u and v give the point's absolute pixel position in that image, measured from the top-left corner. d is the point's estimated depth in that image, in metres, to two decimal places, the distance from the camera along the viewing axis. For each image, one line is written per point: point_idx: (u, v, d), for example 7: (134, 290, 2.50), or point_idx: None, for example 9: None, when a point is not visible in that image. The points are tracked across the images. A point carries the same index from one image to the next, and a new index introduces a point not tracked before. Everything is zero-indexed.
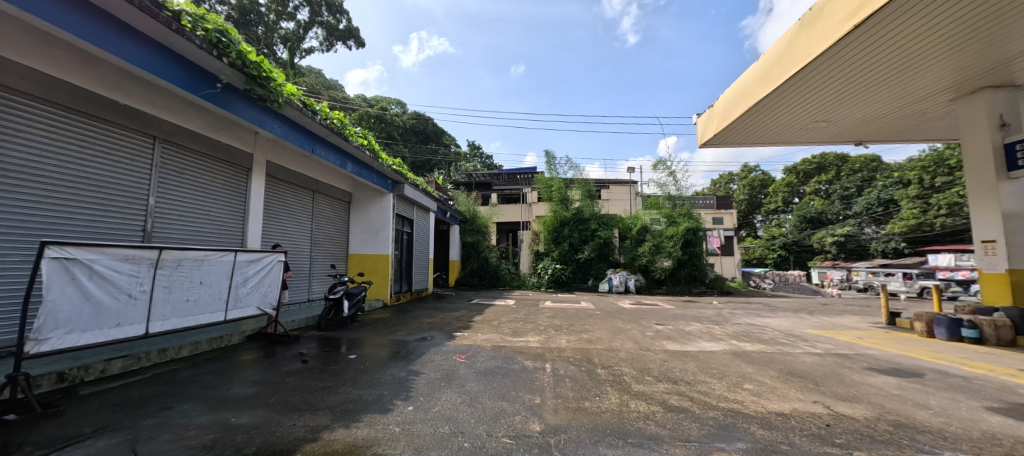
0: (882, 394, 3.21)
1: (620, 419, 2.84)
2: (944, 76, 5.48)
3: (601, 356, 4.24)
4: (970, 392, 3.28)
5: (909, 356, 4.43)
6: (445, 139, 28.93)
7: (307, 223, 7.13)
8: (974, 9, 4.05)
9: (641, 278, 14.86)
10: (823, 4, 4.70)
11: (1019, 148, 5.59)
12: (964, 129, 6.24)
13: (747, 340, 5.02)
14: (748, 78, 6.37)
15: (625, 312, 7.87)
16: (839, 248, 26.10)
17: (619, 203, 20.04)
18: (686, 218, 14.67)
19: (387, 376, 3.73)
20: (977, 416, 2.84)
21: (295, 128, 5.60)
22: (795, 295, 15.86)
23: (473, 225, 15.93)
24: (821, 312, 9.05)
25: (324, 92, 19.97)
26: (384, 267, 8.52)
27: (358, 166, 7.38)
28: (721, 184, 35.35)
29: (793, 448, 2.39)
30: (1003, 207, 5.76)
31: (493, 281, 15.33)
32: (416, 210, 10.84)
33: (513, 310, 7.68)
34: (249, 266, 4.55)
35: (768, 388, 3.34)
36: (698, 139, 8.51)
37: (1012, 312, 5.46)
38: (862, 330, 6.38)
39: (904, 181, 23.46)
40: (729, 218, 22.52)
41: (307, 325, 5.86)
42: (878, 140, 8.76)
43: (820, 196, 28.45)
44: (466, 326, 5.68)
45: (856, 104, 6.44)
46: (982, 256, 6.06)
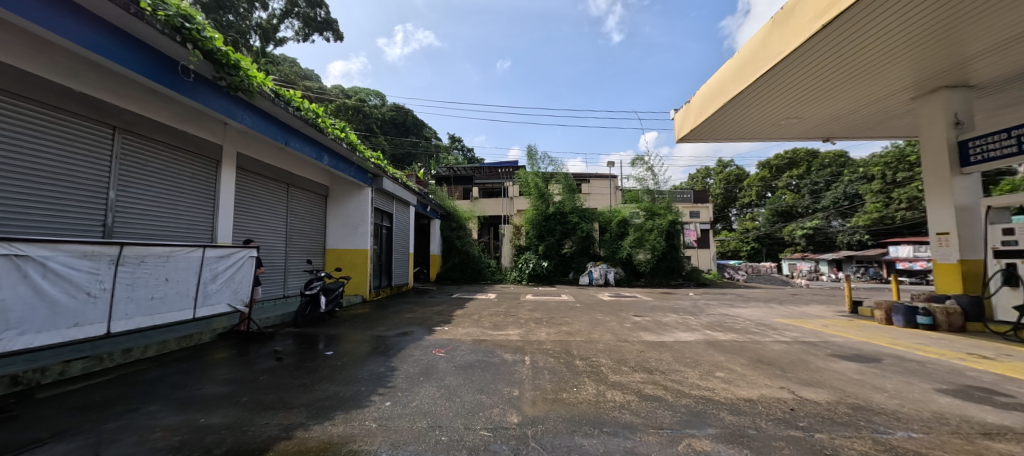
0: (843, 379, 3.37)
1: (597, 409, 2.91)
2: (904, 76, 5.72)
3: (581, 347, 4.28)
4: (925, 376, 3.45)
5: (871, 343, 4.63)
6: (425, 132, 28.55)
7: (281, 218, 6.91)
8: (928, 13, 4.24)
9: (621, 271, 15.18)
10: (794, 4, 4.82)
11: (973, 145, 5.89)
12: (923, 126, 6.55)
13: (720, 330, 5.17)
14: (723, 74, 6.49)
15: (603, 304, 8.00)
16: (808, 240, 27.33)
17: (599, 196, 20.17)
18: (667, 211, 14.90)
19: (366, 371, 3.69)
20: (929, 397, 3.02)
21: (267, 119, 5.39)
22: (767, 286, 16.65)
23: (454, 219, 15.54)
24: (790, 302, 9.42)
25: (300, 83, 19.30)
26: (363, 262, 8.37)
27: (333, 158, 7.17)
28: (699, 178, 36.06)
29: (759, 432, 2.52)
30: (957, 201, 6.08)
31: (474, 275, 15.29)
32: (395, 203, 10.61)
33: (494, 304, 7.69)
34: (218, 262, 4.41)
35: (738, 375, 3.46)
36: (675, 134, 8.60)
37: (963, 299, 5.79)
38: (828, 319, 6.67)
39: (868, 176, 24.51)
40: (705, 212, 23.13)
41: (283, 322, 5.68)
42: (846, 137, 9.08)
43: (790, 191, 29.13)
44: (446, 321, 5.66)
45: (824, 101, 6.64)
46: (936, 247, 6.42)
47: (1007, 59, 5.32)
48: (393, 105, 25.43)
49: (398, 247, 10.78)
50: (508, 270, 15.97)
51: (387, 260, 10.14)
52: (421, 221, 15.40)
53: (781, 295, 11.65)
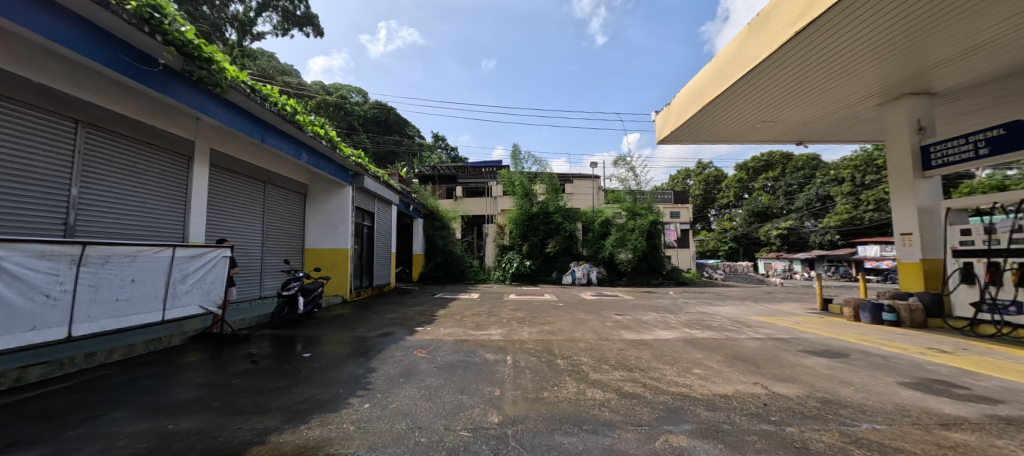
0: (814, 374, 3.49)
1: (577, 407, 2.93)
2: (872, 82, 5.96)
3: (562, 346, 4.31)
4: (890, 370, 3.60)
5: (840, 339, 4.81)
6: (408, 131, 28.27)
7: (256, 216, 6.72)
8: (893, 23, 4.43)
9: (604, 270, 15.35)
10: (770, 10, 4.97)
11: (934, 150, 6.19)
12: (888, 131, 6.85)
13: (698, 328, 5.28)
14: (703, 77, 6.64)
15: (585, 304, 8.07)
16: (783, 240, 28.24)
17: (581, 196, 20.37)
18: (648, 211, 15.12)
19: (344, 373, 3.62)
20: (893, 390, 3.16)
21: (242, 115, 5.24)
22: (743, 284, 17.14)
23: (437, 219, 15.46)
24: (766, 300, 9.70)
25: (278, 79, 18.82)
26: (343, 262, 8.22)
27: (313, 155, 7.01)
28: (679, 179, 36.81)
29: (733, 427, 2.59)
30: (920, 203, 6.39)
31: (458, 275, 15.21)
32: (377, 202, 10.46)
33: (477, 303, 7.66)
34: (189, 262, 4.25)
35: (715, 372, 3.54)
36: (656, 136, 8.74)
37: (925, 296, 6.09)
38: (800, 316, 6.90)
39: (838, 179, 25.56)
40: (685, 213, 23.61)
41: (258, 324, 5.52)
42: (818, 140, 9.41)
43: (766, 192, 30.03)
44: (428, 321, 5.60)
45: (797, 105, 6.86)
46: (901, 246, 6.71)
47: (964, 69, 5.62)
48: (375, 103, 25.07)
49: (379, 246, 10.63)
50: (491, 270, 15.94)
51: (368, 260, 9.98)
52: (404, 220, 15.20)
53: (756, 293, 12.00)
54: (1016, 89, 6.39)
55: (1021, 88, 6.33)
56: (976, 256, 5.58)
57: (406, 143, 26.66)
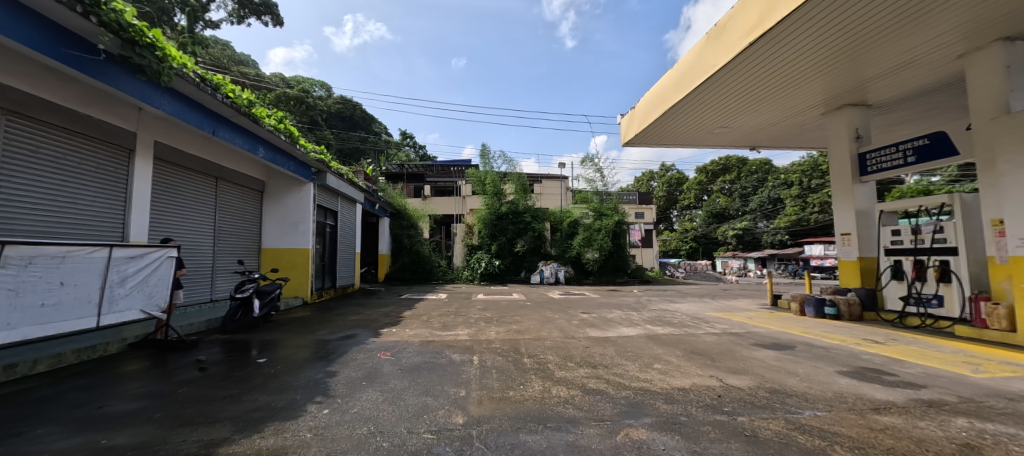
0: (764, 366, 3.70)
1: (542, 405, 2.95)
2: (817, 93, 6.42)
3: (528, 345, 4.33)
4: (831, 360, 3.88)
5: (787, 332, 5.13)
6: (374, 127, 27.58)
7: (207, 215, 6.32)
8: (835, 39, 4.80)
9: (571, 269, 15.63)
10: (727, 21, 5.24)
11: (869, 157, 6.74)
12: (830, 139, 7.39)
13: (659, 324, 5.47)
14: (665, 83, 6.89)
15: (552, 302, 8.18)
16: (738, 240, 29.86)
17: (550, 196, 20.68)
18: (614, 212, 15.53)
19: (303, 378, 3.47)
20: (833, 379, 3.40)
21: (191, 106, 4.91)
22: (703, 282, 17.98)
23: (405, 219, 15.36)
24: (722, 296, 10.22)
25: (233, 69, 17.81)
26: (304, 262, 7.88)
27: (270, 150, 6.68)
28: (644, 181, 38.05)
29: (690, 419, 2.71)
30: (857, 206, 6.94)
31: (425, 275, 15.01)
32: (340, 201, 10.11)
33: (445, 304, 7.58)
34: (129, 264, 3.93)
35: (674, 366, 3.68)
36: (622, 138, 8.99)
37: (861, 292, 6.60)
38: (753, 312, 7.31)
39: (788, 183, 27.40)
40: (650, 213, 24.41)
41: (209, 329, 5.19)
42: (769, 146, 10.01)
43: (723, 194, 31.36)
44: (393, 322, 5.47)
45: (751, 113, 7.27)
46: (842, 246, 7.25)
47: (895, 83, 6.16)
48: (339, 98, 24.28)
49: (343, 246, 10.30)
50: (460, 269, 15.81)
51: (331, 260, 9.63)
52: (369, 219, 14.77)
53: (714, 290, 12.60)
54: (939, 103, 7.07)
55: (941, 102, 7.03)
56: (906, 254, 6.12)
57: (372, 140, 25.92)
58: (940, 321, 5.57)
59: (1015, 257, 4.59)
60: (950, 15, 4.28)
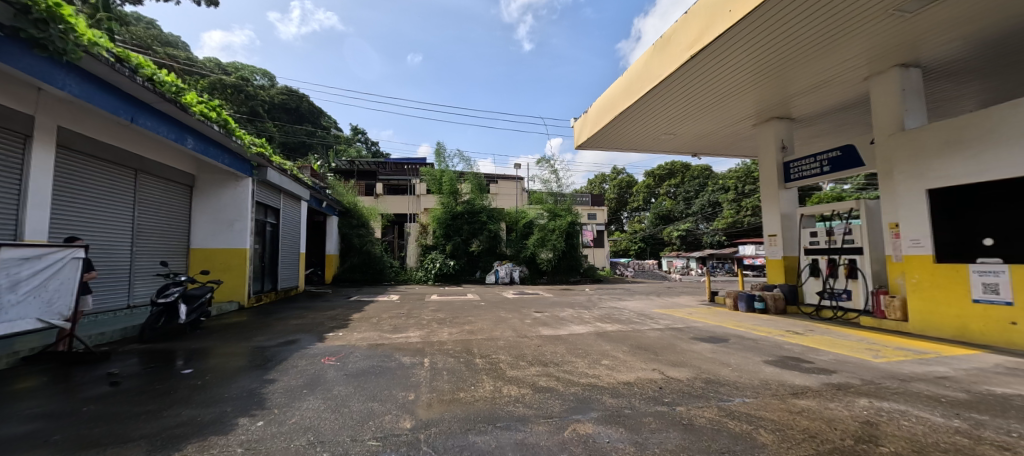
0: (702, 358, 3.96)
1: (493, 405, 2.95)
2: (750, 105, 7.00)
3: (481, 346, 4.32)
4: (758, 351, 4.24)
5: (721, 326, 5.55)
6: (323, 121, 26.32)
7: (122, 211, 5.65)
8: (764, 57, 5.26)
9: (525, 269, 15.80)
10: (671, 34, 5.57)
11: (792, 166, 7.47)
12: (760, 148, 8.09)
13: (608, 322, 5.68)
14: (615, 89, 7.19)
15: (506, 302, 8.23)
16: (682, 241, 31.85)
17: (506, 197, 20.94)
18: (567, 213, 16.05)
19: (235, 389, 3.20)
20: (760, 368, 3.72)
21: (105, 89, 4.37)
22: (650, 281, 18.95)
23: (355, 216, 14.81)
24: (667, 294, 10.85)
25: (158, 50, 16.22)
26: (240, 264, 7.33)
27: (202, 141, 6.13)
28: (596, 184, 39.45)
29: (634, 411, 2.83)
30: (782, 210, 7.65)
31: (376, 276, 14.52)
32: (283, 197, 9.50)
33: (397, 306, 7.36)
34: (22, 266, 3.43)
35: (620, 361, 3.84)
36: (575, 141, 9.26)
37: (785, 287, 7.30)
38: (693, 307, 7.82)
39: (726, 188, 29.72)
40: (601, 214, 25.34)
41: (123, 339, 4.64)
42: (708, 154, 10.78)
43: (670, 197, 33.29)
44: (340, 326, 5.23)
45: (692, 121, 7.80)
46: (770, 246, 7.95)
47: (815, 100, 6.86)
48: (284, 88, 22.93)
49: (285, 246, 9.68)
50: (413, 270, 15.43)
51: (271, 261, 9.01)
52: (316, 218, 14.01)
53: (660, 288, 13.35)
54: (849, 119, 7.99)
55: (850, 119, 7.95)
56: (821, 254, 6.83)
57: (320, 134, 24.59)
58: (848, 313, 6.28)
59: (908, 256, 5.28)
60: (858, 41, 4.84)
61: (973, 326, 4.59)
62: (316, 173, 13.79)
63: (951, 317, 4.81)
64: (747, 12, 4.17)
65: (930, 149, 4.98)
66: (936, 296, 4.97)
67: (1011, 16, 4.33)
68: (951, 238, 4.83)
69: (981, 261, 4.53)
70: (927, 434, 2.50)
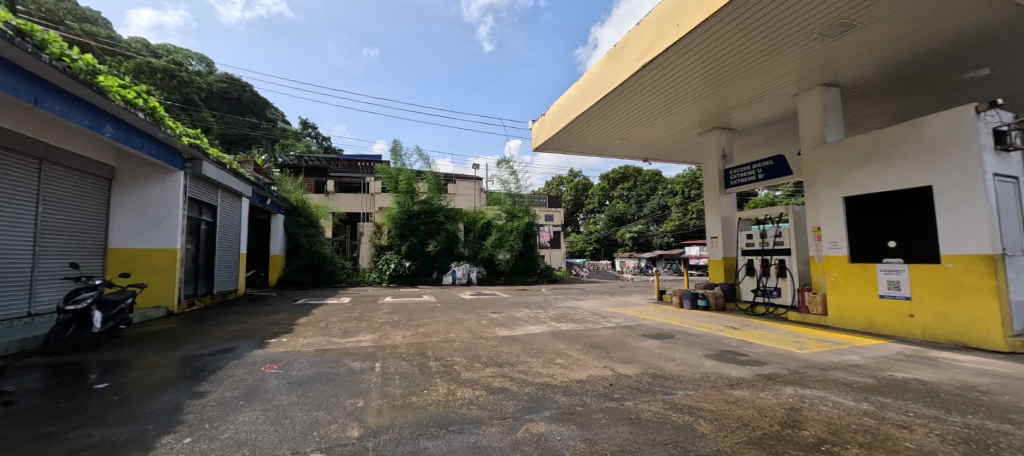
0: (649, 354, 4.16)
1: (445, 409, 2.91)
2: (696, 115, 7.46)
3: (436, 348, 4.25)
4: (700, 346, 4.52)
5: (668, 323, 5.87)
6: (269, 113, 24.79)
7: (22, 205, 4.95)
8: (708, 70, 5.62)
9: (483, 270, 15.77)
10: (625, 43, 5.80)
11: (732, 173, 8.05)
12: (704, 156, 8.65)
13: (563, 321, 5.82)
14: (572, 94, 7.37)
15: (463, 303, 8.17)
16: (634, 242, 33.35)
17: (464, 197, 20.93)
18: (524, 214, 16.28)
19: (158, 404, 2.90)
20: (702, 362, 3.97)
21: (5, 66, 3.81)
22: (604, 280, 19.64)
23: (303, 215, 13.98)
24: (619, 293, 11.31)
25: (71, 26, 14.63)
26: (170, 265, 6.73)
27: (123, 130, 5.52)
28: (554, 186, 40.26)
29: (585, 408, 2.91)
30: (722, 214, 8.21)
31: (327, 279, 13.71)
32: (221, 193, 8.79)
33: (348, 308, 7.07)
34: None
35: (573, 360, 3.94)
36: (533, 143, 9.38)
37: (724, 286, 7.88)
38: (643, 306, 8.20)
39: (673, 192, 31.60)
40: (558, 215, 25.93)
41: (21, 352, 4.06)
42: (658, 159, 11.38)
43: (622, 200, 34.75)
44: (285, 331, 4.92)
45: (643, 128, 8.17)
46: (712, 247, 8.50)
47: (752, 112, 7.44)
48: (223, 75, 21.38)
49: (223, 247, 8.96)
50: (366, 271, 14.90)
51: (206, 262, 8.31)
52: (260, 216, 13.13)
53: (612, 287, 13.90)
54: (779, 132, 8.77)
55: (780, 132, 8.73)
56: (756, 254, 7.43)
57: (264, 126, 23.01)
58: (778, 309, 6.87)
59: (828, 256, 5.87)
60: (788, 61, 5.31)
61: (880, 319, 5.19)
62: (258, 167, 12.92)
63: (862, 311, 5.41)
64: (693, 27, 4.43)
65: (847, 161, 5.58)
66: (850, 293, 5.56)
67: (910, 47, 4.95)
68: (863, 240, 5.43)
69: (886, 261, 5.13)
70: (841, 417, 2.79)
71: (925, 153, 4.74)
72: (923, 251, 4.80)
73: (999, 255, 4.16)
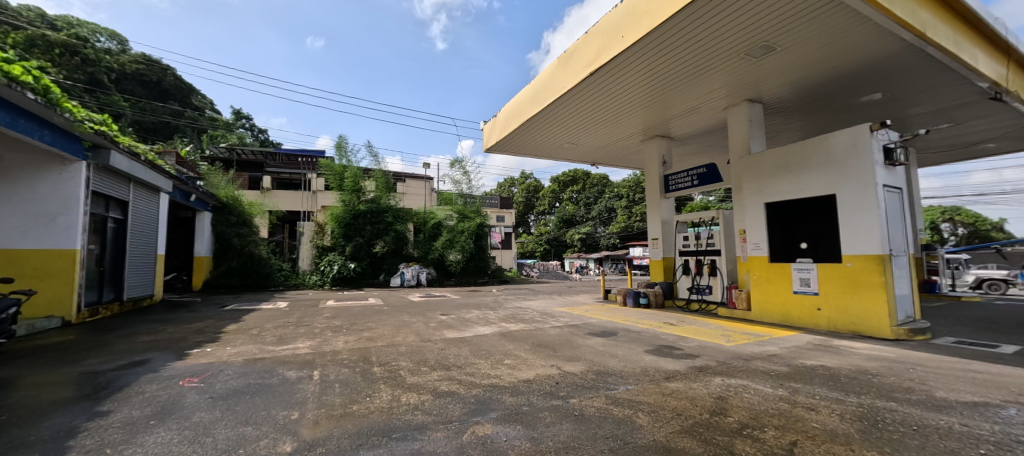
0: (594, 352, 4.31)
1: (388, 416, 2.80)
2: (639, 123, 7.86)
3: (380, 353, 4.10)
4: (641, 342, 4.76)
5: (611, 321, 6.12)
6: (196, 100, 22.64)
7: None
8: (650, 81, 5.95)
9: (433, 271, 15.52)
10: (573, 50, 5.98)
11: (671, 179, 8.58)
12: (646, 162, 9.13)
13: (512, 321, 5.87)
14: (523, 96, 7.45)
15: (411, 306, 7.97)
16: (582, 243, 34.62)
17: (414, 197, 20.49)
18: (476, 215, 16.22)
19: (46, 429, 2.51)
20: (642, 357, 4.18)
21: None
22: (554, 281, 20.16)
23: (234, 213, 12.87)
24: (567, 293, 11.65)
25: None
26: (69, 269, 5.91)
27: (7, 112, 4.72)
28: (505, 187, 40.34)
29: (531, 408, 2.94)
30: (662, 217, 8.71)
31: (261, 282, 12.98)
32: (133, 187, 7.85)
33: (285, 314, 6.62)
34: None
35: (521, 360, 3.97)
36: (484, 143, 9.36)
37: (664, 285, 8.36)
38: (589, 305, 8.47)
39: (619, 195, 33.32)
40: (510, 216, 26.18)
41: None
42: (604, 164, 11.87)
43: (571, 202, 35.89)
44: (210, 340, 4.49)
45: (591, 133, 8.46)
46: (653, 248, 8.90)
47: (689, 123, 7.99)
48: (139, 55, 19.27)
49: (136, 248, 8.00)
50: (306, 274, 14.09)
51: (115, 266, 7.38)
52: (182, 214, 11.92)
53: (561, 287, 14.32)
54: (711, 142, 9.51)
55: (712, 142, 9.47)
56: (691, 255, 7.99)
57: (188, 114, 20.86)
58: (709, 305, 7.57)
59: (751, 257, 6.43)
60: (720, 77, 5.76)
61: (793, 313, 5.78)
62: (181, 159, 11.78)
63: (779, 306, 5.99)
64: (637, 39, 4.66)
65: (767, 170, 6.16)
66: (770, 289, 6.13)
67: (820, 71, 5.56)
68: (780, 242, 6.02)
69: (799, 261, 5.72)
70: (761, 403, 3.06)
71: (830, 166, 5.36)
72: (828, 252, 5.41)
73: (886, 256, 4.81)
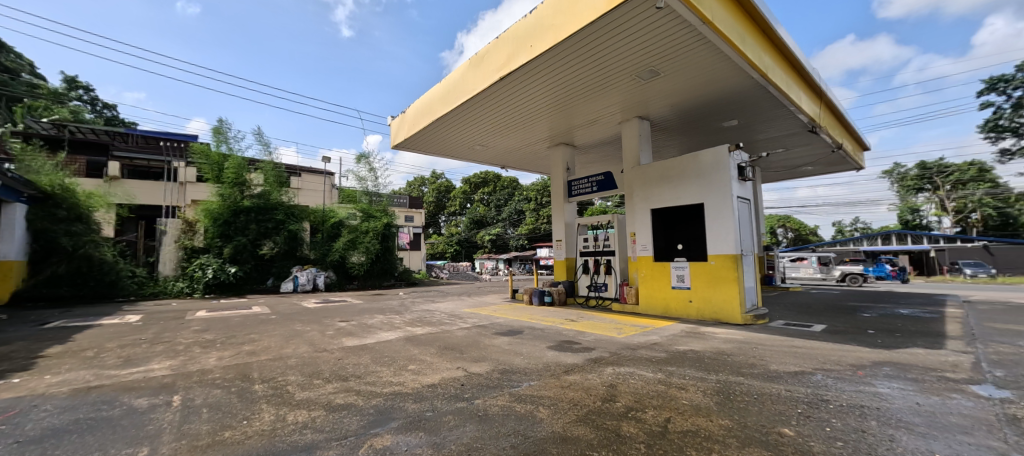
0: (499, 351, 4.43)
1: (270, 439, 2.50)
2: (546, 130, 8.26)
3: (264, 368, 3.67)
4: (544, 339, 5.03)
5: (516, 320, 6.34)
6: (5, 58, 17.56)
7: None
8: (556, 91, 6.28)
9: (331, 274, 14.39)
10: (484, 53, 6.03)
11: (574, 185, 9.20)
12: (553, 167, 9.65)
13: (418, 325, 5.72)
14: (434, 94, 7.29)
15: (304, 313, 7.25)
16: (493, 244, 35.39)
17: (311, 193, 18.80)
18: (382, 214, 15.62)
19: None
20: (545, 353, 4.41)
21: None
22: (463, 282, 20.29)
23: (65, 205, 10.31)
24: (477, 293, 11.73)
25: None
26: None
27: None
28: (413, 187, 38.35)
29: (434, 413, 2.90)
30: (566, 220, 9.30)
31: (104, 291, 10.67)
32: None
33: (136, 329, 5.50)
34: None
35: (426, 364, 3.90)
36: (391, 140, 8.92)
37: (566, 284, 8.96)
38: (497, 305, 8.63)
39: (528, 198, 34.87)
40: (419, 217, 25.56)
41: None
42: (513, 167, 12.24)
43: (483, 203, 36.34)
44: (17, 368, 3.51)
45: (502, 136, 8.64)
46: (557, 248, 9.43)
47: (590, 133, 8.65)
48: None
49: None
50: (170, 281, 12.03)
51: None
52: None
53: (471, 288, 14.43)
54: (608, 153, 10.47)
55: (608, 152, 10.42)
56: (591, 255, 8.66)
57: None
58: (605, 301, 8.22)
59: (640, 256, 7.20)
60: (615, 93, 6.33)
61: (671, 305, 6.64)
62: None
63: (660, 299, 6.82)
64: (543, 49, 4.88)
65: (653, 180, 6.97)
66: (654, 285, 6.94)
67: (693, 98, 6.48)
68: (662, 244, 6.86)
69: (676, 260, 6.59)
70: (644, 387, 3.46)
71: (700, 179, 6.28)
72: (698, 252, 6.34)
73: (738, 255, 5.81)
